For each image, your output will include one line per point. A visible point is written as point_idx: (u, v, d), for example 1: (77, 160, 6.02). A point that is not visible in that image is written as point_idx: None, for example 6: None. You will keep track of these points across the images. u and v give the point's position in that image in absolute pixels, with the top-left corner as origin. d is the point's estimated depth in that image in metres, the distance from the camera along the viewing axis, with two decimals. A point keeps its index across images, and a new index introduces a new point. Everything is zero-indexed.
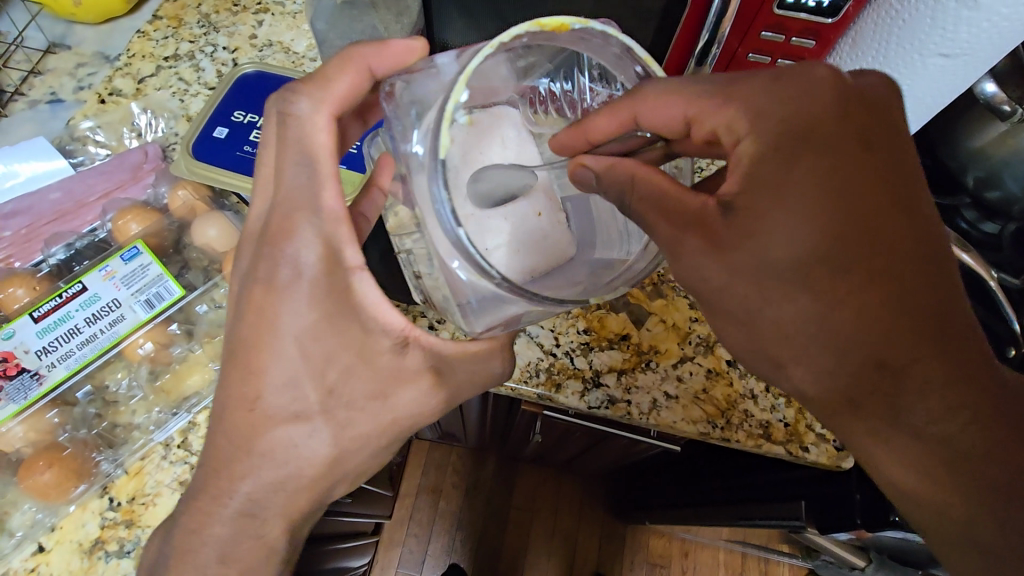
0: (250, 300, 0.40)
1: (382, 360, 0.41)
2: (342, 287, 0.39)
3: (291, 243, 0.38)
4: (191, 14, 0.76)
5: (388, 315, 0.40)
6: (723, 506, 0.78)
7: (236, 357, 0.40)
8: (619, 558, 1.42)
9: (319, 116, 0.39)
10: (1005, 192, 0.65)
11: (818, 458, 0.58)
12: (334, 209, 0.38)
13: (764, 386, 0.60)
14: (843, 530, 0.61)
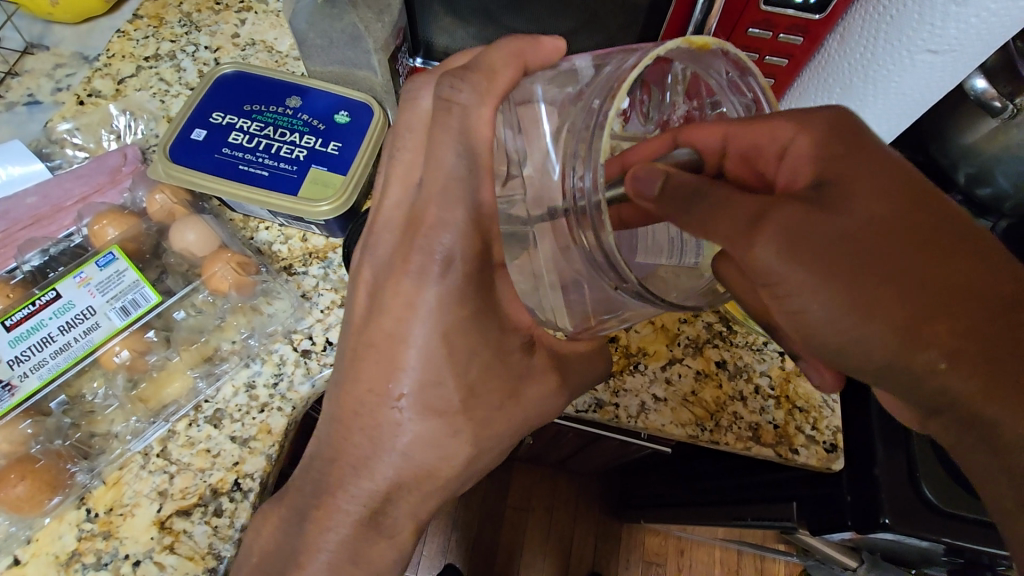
0: (391, 295, 0.39)
1: (513, 359, 0.42)
2: (487, 283, 0.39)
3: (440, 235, 0.37)
4: (172, 13, 0.75)
5: (520, 311, 0.42)
6: (716, 506, 0.78)
7: (372, 345, 0.40)
8: (615, 557, 1.42)
9: (482, 108, 0.37)
10: (996, 189, 0.65)
11: (808, 460, 0.57)
12: (489, 204, 0.37)
13: (753, 388, 0.60)
14: (834, 531, 0.61)
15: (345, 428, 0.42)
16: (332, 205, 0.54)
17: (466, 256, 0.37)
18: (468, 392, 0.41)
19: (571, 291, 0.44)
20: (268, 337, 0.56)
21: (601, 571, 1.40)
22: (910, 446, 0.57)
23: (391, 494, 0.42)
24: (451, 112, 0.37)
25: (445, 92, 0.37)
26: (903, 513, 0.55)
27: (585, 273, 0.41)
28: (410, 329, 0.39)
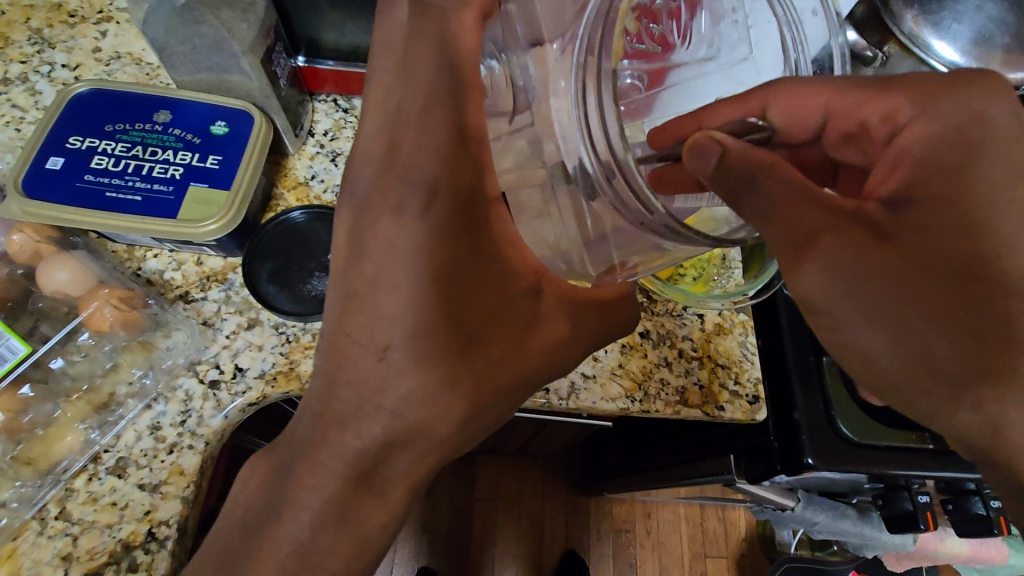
0: (366, 236, 0.40)
1: (521, 302, 0.42)
2: (477, 219, 0.39)
3: (433, 161, 0.39)
4: (19, 31, 0.68)
5: (525, 252, 0.42)
6: (668, 468, 0.81)
7: (363, 298, 0.39)
8: (586, 530, 1.45)
9: (464, 16, 0.39)
10: None
11: (733, 415, 0.59)
12: (479, 126, 0.39)
13: (676, 352, 0.61)
14: (768, 478, 0.63)
15: (330, 383, 0.40)
16: (218, 223, 0.51)
17: (452, 182, 0.39)
18: (468, 342, 0.40)
19: (593, 243, 0.43)
20: (167, 373, 0.52)
21: (574, 546, 1.43)
22: (824, 388, 0.59)
23: (385, 450, 0.40)
24: (428, 17, 0.40)
25: None
26: (826, 452, 0.57)
27: (605, 211, 0.40)
28: (395, 271, 0.39)
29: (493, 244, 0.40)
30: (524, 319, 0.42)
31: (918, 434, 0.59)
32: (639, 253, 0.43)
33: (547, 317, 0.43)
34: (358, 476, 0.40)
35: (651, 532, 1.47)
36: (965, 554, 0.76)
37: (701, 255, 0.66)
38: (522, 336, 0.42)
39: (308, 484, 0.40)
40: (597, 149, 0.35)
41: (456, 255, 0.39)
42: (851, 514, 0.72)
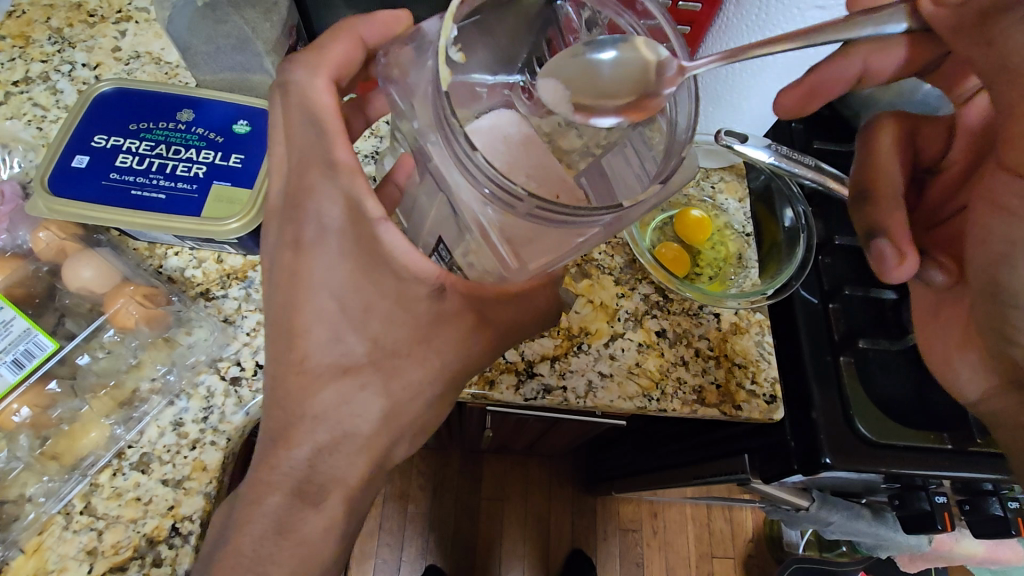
0: (282, 268, 0.42)
1: (422, 307, 0.40)
2: (368, 237, 0.38)
3: (314, 200, 0.39)
4: (39, 31, 0.68)
5: (420, 262, 0.38)
6: (681, 467, 0.80)
7: (283, 324, 0.42)
8: (593, 530, 1.45)
9: (317, 81, 0.40)
10: None
11: (751, 414, 0.59)
12: (346, 162, 0.38)
13: (693, 351, 0.61)
14: (785, 477, 0.63)
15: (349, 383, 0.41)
16: (242, 221, 0.51)
17: (339, 216, 0.39)
18: (374, 344, 0.41)
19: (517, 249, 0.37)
20: (190, 369, 0.53)
21: (582, 546, 1.43)
22: (841, 388, 0.60)
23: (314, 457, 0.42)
24: (289, 92, 0.41)
25: (282, 76, 0.41)
26: (843, 450, 0.57)
27: (504, 223, 0.36)
28: (305, 297, 0.41)
29: (378, 261, 0.39)
30: (425, 322, 0.41)
31: (936, 434, 0.59)
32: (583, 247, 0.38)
33: (453, 319, 0.41)
34: (297, 486, 0.42)
35: (658, 532, 1.48)
36: (981, 556, 0.76)
37: (717, 255, 0.66)
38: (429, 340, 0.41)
39: (277, 481, 0.42)
40: (461, 162, 0.34)
41: (352, 279, 0.40)
42: (866, 513, 0.72)
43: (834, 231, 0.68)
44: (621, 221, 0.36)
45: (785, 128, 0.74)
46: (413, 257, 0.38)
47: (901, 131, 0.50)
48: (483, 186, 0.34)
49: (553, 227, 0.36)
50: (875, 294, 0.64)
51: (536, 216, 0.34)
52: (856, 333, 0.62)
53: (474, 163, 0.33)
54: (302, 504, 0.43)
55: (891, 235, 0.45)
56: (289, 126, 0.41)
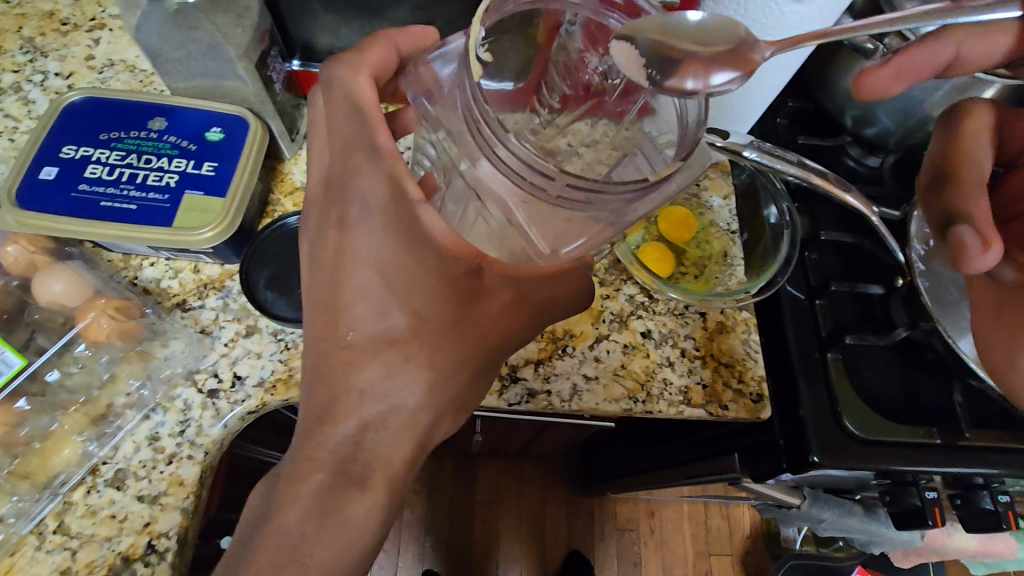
0: (324, 248, 0.43)
1: (462, 283, 0.42)
2: (409, 216, 0.40)
3: (358, 181, 0.41)
4: (11, 40, 0.67)
5: (461, 238, 0.41)
6: (673, 467, 0.80)
7: (323, 306, 0.43)
8: (590, 530, 1.44)
9: (358, 76, 0.42)
10: (881, 127, 0.68)
11: (738, 414, 0.58)
12: (389, 147, 0.41)
13: (680, 352, 0.60)
14: (774, 476, 0.62)
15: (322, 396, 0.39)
16: (216, 230, 0.50)
17: (382, 196, 0.40)
18: (416, 319, 0.42)
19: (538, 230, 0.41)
20: (165, 383, 0.52)
21: (579, 547, 1.43)
22: (828, 384, 0.60)
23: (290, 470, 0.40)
24: (333, 86, 0.43)
25: (325, 73, 0.43)
26: (830, 448, 0.57)
27: (530, 207, 0.39)
28: (347, 275, 0.42)
29: (422, 242, 0.41)
30: (466, 299, 0.43)
31: (925, 429, 0.58)
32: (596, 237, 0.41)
33: (490, 295, 0.44)
34: (341, 464, 0.41)
35: (654, 532, 1.47)
36: (973, 551, 0.75)
37: (702, 254, 0.66)
38: (471, 314, 0.43)
39: (310, 459, 0.41)
40: (500, 158, 0.37)
41: (396, 258, 0.41)
42: (858, 510, 0.71)
43: (820, 226, 0.67)
44: (635, 213, 0.40)
45: (771, 123, 0.74)
46: (455, 236, 0.41)
47: (991, 118, 0.56)
48: (526, 179, 0.36)
49: (577, 212, 0.39)
50: (861, 289, 0.63)
51: (565, 205, 0.38)
52: (842, 329, 0.62)
53: (520, 160, 0.36)
54: (344, 486, 0.41)
55: (972, 224, 0.48)
56: (332, 115, 0.43)
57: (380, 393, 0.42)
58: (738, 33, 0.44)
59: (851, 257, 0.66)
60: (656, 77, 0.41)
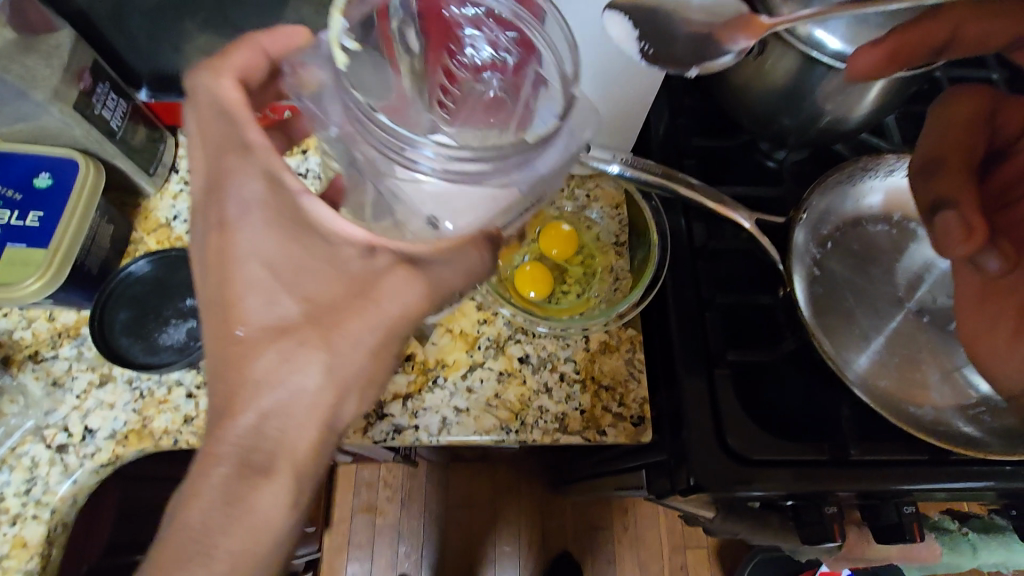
0: (210, 250, 0.40)
1: (354, 269, 0.38)
2: (291, 207, 0.38)
3: (234, 181, 0.39)
4: None
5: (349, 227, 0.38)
6: (609, 474, 0.81)
7: (212, 316, 0.39)
8: (563, 530, 1.43)
9: (222, 81, 0.41)
10: (780, 126, 0.65)
11: (616, 439, 0.56)
12: (262, 144, 0.39)
13: (558, 376, 0.58)
14: (669, 493, 0.61)
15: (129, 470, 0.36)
16: (39, 281, 0.49)
17: (263, 193, 0.38)
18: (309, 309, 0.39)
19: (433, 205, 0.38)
20: (12, 440, 0.51)
21: (551, 548, 1.42)
22: (713, 400, 0.58)
23: None
24: (201, 94, 0.41)
25: (192, 86, 0.42)
26: (709, 471, 0.55)
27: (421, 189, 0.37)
28: (231, 275, 0.39)
29: (306, 230, 0.38)
30: (358, 285, 0.38)
31: (812, 445, 0.55)
32: (508, 203, 0.39)
33: (395, 275, 0.38)
34: (243, 455, 0.37)
35: (630, 528, 1.45)
36: (899, 557, 0.72)
37: (585, 270, 0.64)
38: (371, 292, 0.38)
39: (211, 453, 0.37)
40: (388, 145, 0.34)
41: (282, 247, 0.38)
42: (775, 522, 0.67)
43: (713, 236, 0.64)
44: (543, 168, 0.36)
45: (671, 124, 0.71)
46: (343, 224, 0.38)
47: (986, 107, 0.53)
48: (425, 160, 0.34)
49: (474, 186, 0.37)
50: (750, 300, 0.61)
51: (462, 179, 0.35)
52: (729, 344, 0.60)
53: (404, 142, 0.33)
54: (246, 477, 0.37)
55: (958, 211, 0.46)
56: (201, 126, 0.41)
57: (279, 379, 0.37)
58: (735, 11, 0.50)
59: (744, 264, 0.64)
60: (648, 50, 0.51)
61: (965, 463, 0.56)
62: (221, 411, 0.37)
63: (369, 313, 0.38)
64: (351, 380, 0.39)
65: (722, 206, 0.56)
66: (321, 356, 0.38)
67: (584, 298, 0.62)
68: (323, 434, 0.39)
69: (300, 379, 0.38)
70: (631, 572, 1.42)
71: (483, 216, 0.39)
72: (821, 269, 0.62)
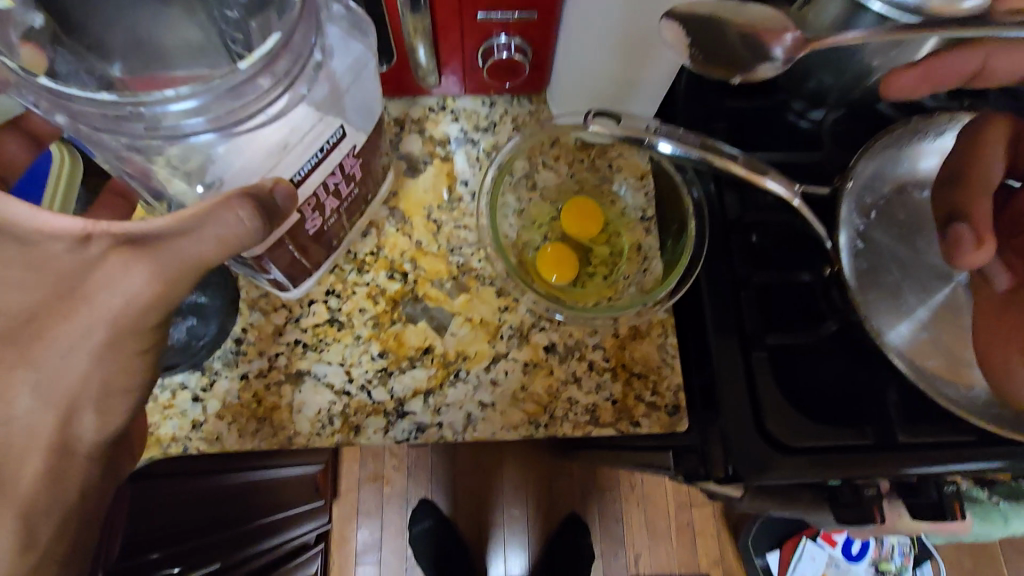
0: None
1: (60, 267, 0.35)
2: None
3: None
4: None
5: (55, 219, 0.35)
6: (621, 452, 0.79)
7: None
8: (579, 505, 1.34)
9: None
10: (819, 83, 0.61)
11: (651, 430, 0.53)
12: None
13: (587, 366, 0.55)
14: (704, 478, 0.59)
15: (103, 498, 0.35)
16: None
17: None
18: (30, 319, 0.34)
19: (267, 159, 0.38)
20: None
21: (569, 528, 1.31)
22: (751, 386, 0.55)
23: None
24: None
25: None
26: (749, 461, 0.52)
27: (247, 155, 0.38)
28: None
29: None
30: (69, 282, 0.35)
31: (857, 428, 0.53)
32: (307, 145, 0.39)
33: (110, 261, 0.35)
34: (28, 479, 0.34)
35: (652, 505, 1.35)
36: (928, 529, 0.71)
37: (613, 250, 0.59)
38: (81, 291, 0.35)
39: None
40: (119, 122, 0.34)
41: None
42: (806, 499, 0.66)
43: (748, 208, 0.60)
44: (322, 92, 0.40)
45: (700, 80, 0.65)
46: (48, 217, 0.35)
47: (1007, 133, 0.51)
48: (185, 120, 0.34)
49: (286, 137, 0.39)
50: (790, 277, 0.57)
51: (232, 122, 0.36)
52: (768, 326, 0.56)
53: (130, 107, 0.32)
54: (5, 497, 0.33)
55: (970, 221, 0.48)
56: None
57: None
58: (779, 19, 0.45)
59: (784, 239, 0.59)
60: (698, 57, 0.44)
61: (1020, 444, 0.52)
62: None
63: (80, 315, 0.35)
64: (78, 392, 0.35)
65: (752, 173, 0.50)
66: (28, 375, 0.34)
67: (611, 281, 0.58)
68: (58, 462, 0.35)
69: (6, 409, 0.34)
70: (654, 548, 1.33)
71: (270, 164, 0.38)
72: (864, 242, 0.57)
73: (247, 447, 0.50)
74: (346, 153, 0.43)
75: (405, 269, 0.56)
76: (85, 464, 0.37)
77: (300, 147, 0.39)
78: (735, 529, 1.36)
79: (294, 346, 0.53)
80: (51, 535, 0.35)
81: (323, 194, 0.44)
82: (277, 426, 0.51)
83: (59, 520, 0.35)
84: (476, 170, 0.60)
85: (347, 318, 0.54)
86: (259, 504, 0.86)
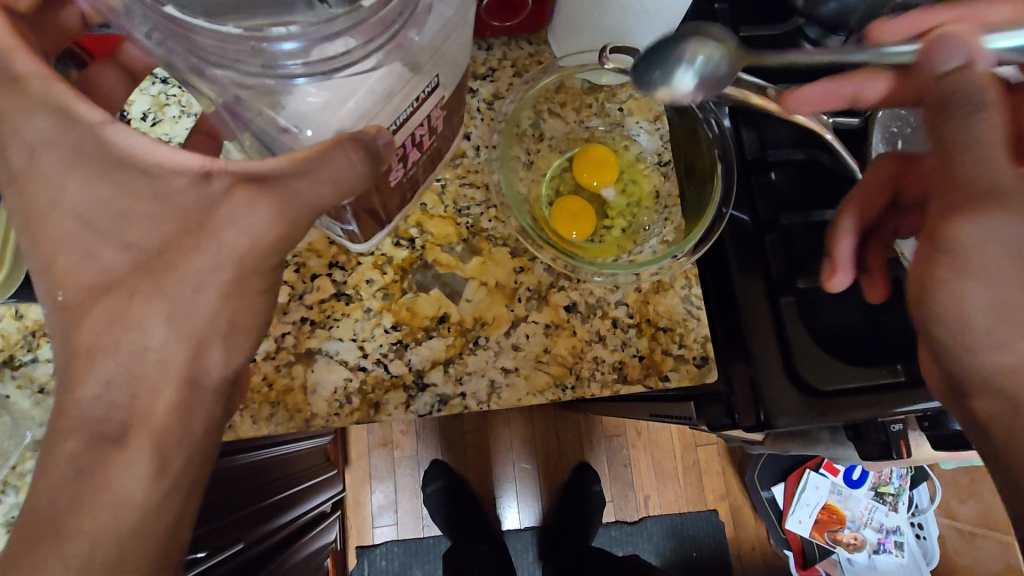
0: (15, 214, 0.36)
1: (187, 202, 0.35)
2: (99, 146, 0.35)
3: (24, 122, 0.34)
4: None
5: (172, 155, 0.35)
6: (637, 406, 0.79)
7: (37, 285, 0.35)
8: (590, 454, 1.35)
9: None
10: (841, 3, 0.52)
11: (679, 384, 0.52)
12: (34, 71, 0.34)
13: (611, 324, 0.52)
14: (724, 428, 0.57)
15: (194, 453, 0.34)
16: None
17: (52, 141, 0.34)
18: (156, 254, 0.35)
19: (361, 110, 0.33)
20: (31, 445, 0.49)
21: (582, 477, 1.31)
22: (780, 332, 0.53)
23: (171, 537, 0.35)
24: None
25: None
26: (778, 405, 0.51)
27: (344, 104, 0.32)
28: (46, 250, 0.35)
29: (116, 165, 0.35)
30: (194, 216, 0.35)
31: (887, 366, 0.52)
32: (406, 95, 0.34)
33: (234, 198, 0.34)
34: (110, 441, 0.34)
35: (660, 448, 1.36)
36: (942, 457, 0.71)
37: (628, 200, 0.57)
38: (207, 225, 0.34)
39: (53, 429, 0.34)
40: (227, 55, 0.28)
41: (92, 186, 0.35)
42: (825, 438, 0.66)
43: (769, 144, 0.56)
44: (430, 41, 0.33)
45: (708, 11, 0.60)
46: (167, 151, 0.35)
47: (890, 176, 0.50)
48: (286, 59, 0.28)
49: (383, 95, 0.33)
50: (817, 217, 0.55)
51: (335, 69, 0.30)
52: (795, 269, 0.54)
53: (248, 39, 0.27)
54: (96, 455, 0.33)
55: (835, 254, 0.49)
56: None
57: (113, 340, 0.34)
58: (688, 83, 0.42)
59: (814, 175, 0.56)
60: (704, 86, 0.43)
61: None
62: (63, 384, 0.34)
63: (208, 249, 0.34)
64: (205, 329, 0.35)
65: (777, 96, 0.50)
66: (161, 305, 0.35)
67: (631, 234, 0.56)
68: (188, 394, 0.35)
69: (102, 369, 0.34)
70: (665, 489, 1.34)
71: (372, 112, 0.33)
72: None
73: (263, 433, 0.48)
74: (433, 106, 0.38)
75: (411, 234, 0.52)
76: (212, 398, 0.36)
77: (394, 102, 0.33)
78: (740, 466, 1.37)
79: (300, 325, 0.50)
80: (162, 479, 0.34)
81: (409, 145, 0.39)
82: (293, 409, 0.48)
83: (187, 452, 0.35)
84: (476, 122, 0.55)
85: (354, 291, 0.51)
86: (274, 479, 0.85)
